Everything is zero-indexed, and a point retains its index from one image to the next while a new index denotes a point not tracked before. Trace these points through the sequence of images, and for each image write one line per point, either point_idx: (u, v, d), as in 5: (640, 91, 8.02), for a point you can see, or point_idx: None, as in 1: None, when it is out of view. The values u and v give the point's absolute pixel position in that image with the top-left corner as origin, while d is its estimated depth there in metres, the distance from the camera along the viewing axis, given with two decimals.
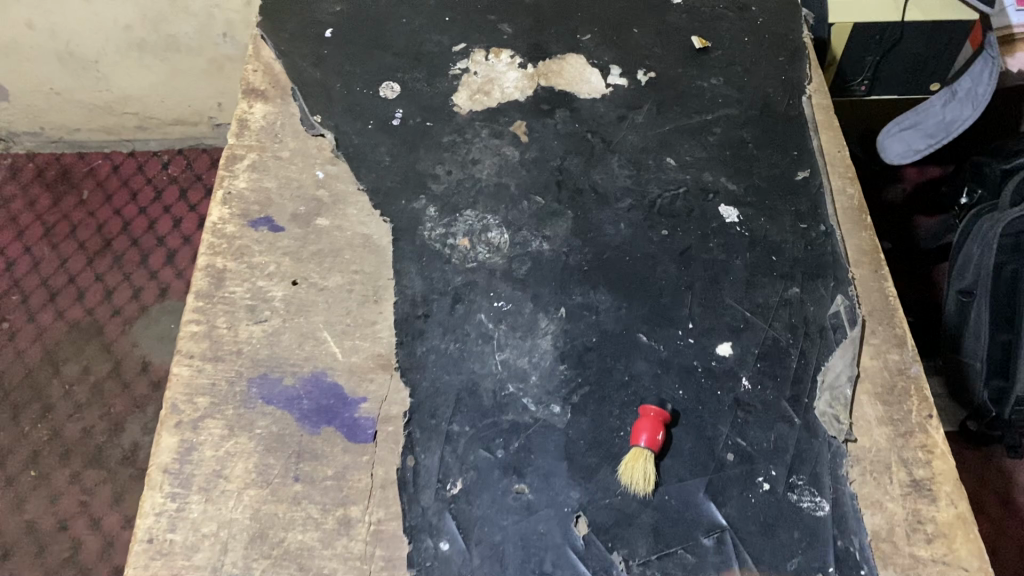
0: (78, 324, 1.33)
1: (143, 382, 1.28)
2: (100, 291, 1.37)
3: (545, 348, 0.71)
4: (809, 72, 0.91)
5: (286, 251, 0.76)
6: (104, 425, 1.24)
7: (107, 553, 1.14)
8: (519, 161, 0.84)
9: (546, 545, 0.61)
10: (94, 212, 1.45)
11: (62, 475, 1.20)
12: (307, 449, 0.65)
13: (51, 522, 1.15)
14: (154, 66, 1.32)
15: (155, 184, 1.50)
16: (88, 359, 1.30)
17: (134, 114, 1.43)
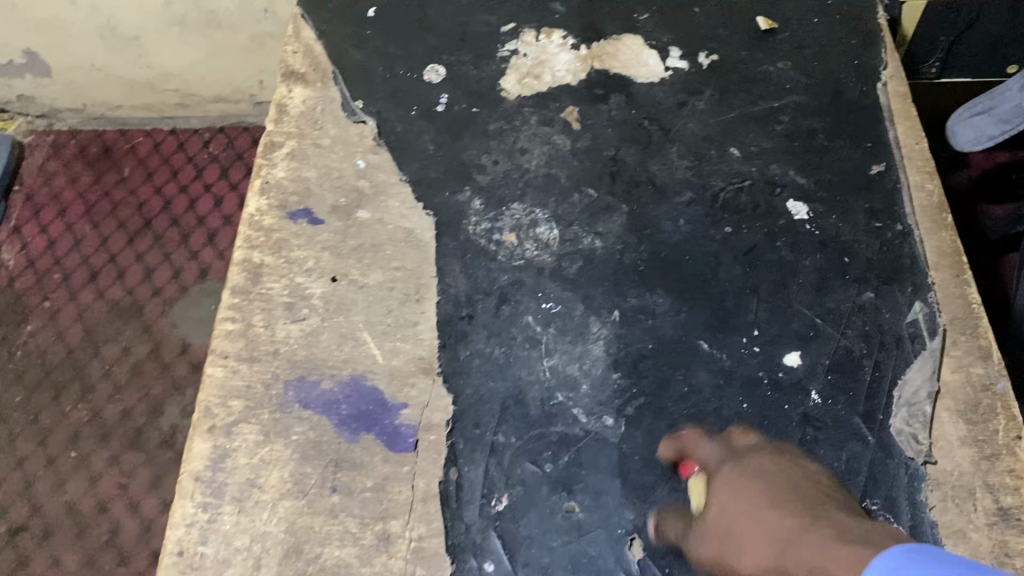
0: (118, 304, 1.30)
1: (182, 364, 1.25)
2: (140, 271, 1.33)
3: (597, 354, 0.67)
4: (885, 56, 0.84)
5: (325, 246, 0.72)
6: (143, 407, 1.21)
7: (145, 537, 1.12)
8: (570, 151, 0.79)
9: (597, 569, 0.58)
10: (134, 189, 1.41)
11: (101, 456, 1.17)
12: (347, 458, 0.62)
13: (91, 504, 1.14)
14: (195, 42, 1.28)
15: (196, 163, 1.45)
16: (128, 341, 1.27)
17: (175, 91, 1.40)
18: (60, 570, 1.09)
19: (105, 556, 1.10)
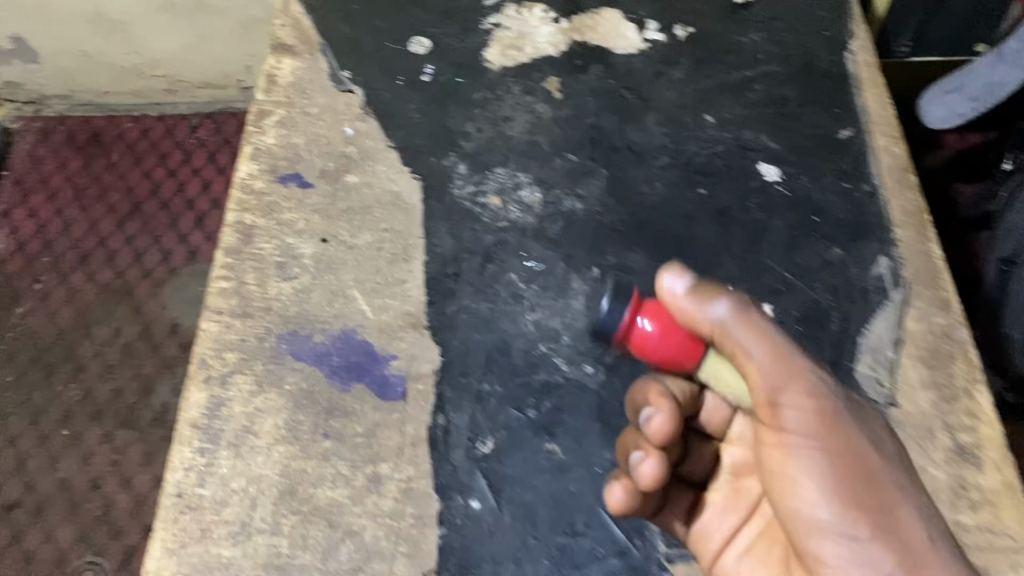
0: (109, 287, 1.31)
1: (173, 344, 1.26)
2: (131, 254, 1.34)
3: (577, 308, 0.70)
4: (854, 28, 0.88)
5: (314, 208, 0.75)
6: (134, 386, 1.22)
7: (139, 511, 1.13)
8: (552, 118, 0.81)
9: (579, 505, 0.61)
10: (124, 174, 1.42)
11: (94, 434, 1.18)
12: (338, 406, 0.64)
13: (84, 481, 1.15)
14: (183, 28, 1.30)
15: (184, 148, 1.45)
16: (119, 322, 1.28)
17: (163, 77, 1.41)
18: (55, 545, 1.10)
19: (99, 531, 1.12)
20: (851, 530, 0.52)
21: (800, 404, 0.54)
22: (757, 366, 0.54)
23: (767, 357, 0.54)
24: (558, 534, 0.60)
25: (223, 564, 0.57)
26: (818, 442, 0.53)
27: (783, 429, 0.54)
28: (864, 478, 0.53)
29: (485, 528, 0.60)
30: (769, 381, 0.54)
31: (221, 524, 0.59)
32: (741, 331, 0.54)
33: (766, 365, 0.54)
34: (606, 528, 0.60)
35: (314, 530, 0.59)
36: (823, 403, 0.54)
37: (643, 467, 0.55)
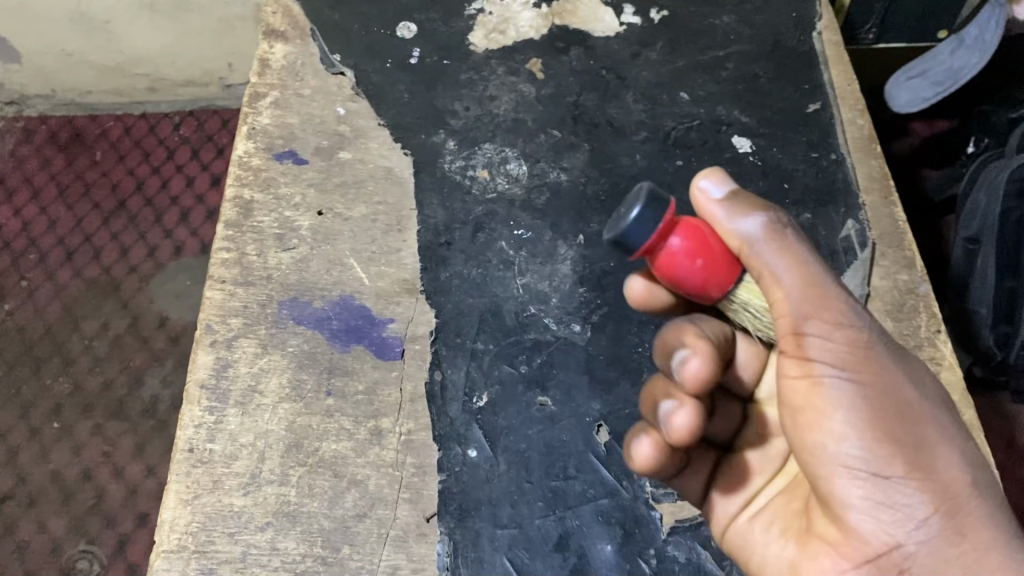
0: (95, 283, 1.25)
1: (162, 338, 1.22)
2: (116, 250, 1.28)
3: (564, 273, 0.74)
4: (820, 10, 0.92)
5: (310, 183, 0.78)
6: (124, 378, 1.18)
7: (131, 501, 1.11)
8: (536, 97, 0.84)
9: (569, 452, 0.65)
10: (107, 170, 1.34)
11: (84, 427, 1.15)
12: (339, 365, 0.68)
13: (75, 472, 1.12)
14: (165, 26, 1.20)
15: (167, 145, 1.37)
16: (107, 317, 1.23)
17: (145, 76, 1.31)
18: (48, 536, 1.08)
19: (91, 522, 1.09)
20: (891, 480, 0.49)
21: (833, 341, 0.49)
22: (783, 298, 0.51)
23: (796, 286, 0.50)
24: (550, 478, 0.64)
25: (236, 512, 0.62)
26: (849, 382, 0.49)
27: (813, 371, 0.50)
28: (904, 419, 0.49)
29: (482, 475, 0.64)
30: (797, 314, 0.50)
31: (232, 476, 0.63)
32: (773, 250, 0.51)
33: (793, 298, 0.50)
34: (595, 471, 0.65)
35: (320, 479, 0.63)
36: (854, 338, 0.49)
37: (678, 419, 0.53)
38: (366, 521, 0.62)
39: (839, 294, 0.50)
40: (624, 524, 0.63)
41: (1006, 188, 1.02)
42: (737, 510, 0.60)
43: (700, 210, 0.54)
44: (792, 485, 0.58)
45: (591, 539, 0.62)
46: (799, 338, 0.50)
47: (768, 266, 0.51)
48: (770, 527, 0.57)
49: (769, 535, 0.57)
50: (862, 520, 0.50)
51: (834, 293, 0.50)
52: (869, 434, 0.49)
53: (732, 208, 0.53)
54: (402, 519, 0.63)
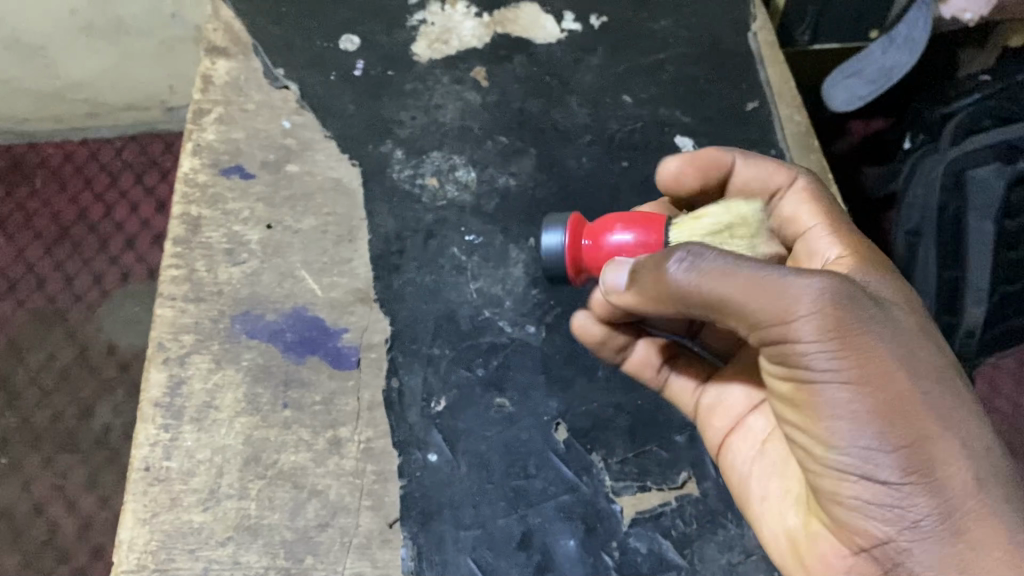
0: (41, 314, 1.23)
1: (111, 365, 1.20)
2: (61, 279, 1.25)
3: (517, 275, 0.75)
4: (754, 11, 0.94)
5: (258, 197, 0.77)
6: (74, 409, 1.16)
7: (87, 534, 1.08)
8: (481, 105, 0.85)
9: (529, 451, 0.66)
10: (48, 200, 1.31)
11: (33, 461, 1.12)
12: (295, 377, 0.68)
13: (27, 507, 1.09)
14: (104, 50, 1.17)
15: (110, 172, 1.34)
16: (53, 346, 1.20)
17: (84, 101, 1.27)
18: None
19: (45, 558, 1.06)
20: (888, 485, 0.48)
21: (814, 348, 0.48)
22: (743, 316, 0.50)
23: (745, 303, 0.49)
24: (512, 477, 0.65)
25: (195, 528, 0.62)
26: (842, 384, 0.48)
27: (800, 376, 0.49)
28: (903, 421, 0.48)
29: (443, 478, 0.65)
30: (767, 325, 0.49)
31: (190, 493, 0.63)
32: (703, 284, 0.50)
33: (758, 311, 0.49)
34: (556, 468, 0.66)
35: (280, 491, 0.63)
36: (838, 341, 0.47)
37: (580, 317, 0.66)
38: (328, 530, 0.62)
39: (815, 295, 0.48)
40: (586, 519, 0.64)
41: (942, 181, 1.05)
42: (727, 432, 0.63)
43: (625, 305, 0.56)
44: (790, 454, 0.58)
45: (554, 535, 0.63)
46: (779, 345, 0.49)
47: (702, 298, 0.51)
48: (771, 487, 0.58)
49: (776, 507, 0.57)
50: (861, 520, 0.49)
51: (808, 294, 0.48)
52: (861, 439, 0.47)
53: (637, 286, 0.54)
54: (365, 526, 0.63)
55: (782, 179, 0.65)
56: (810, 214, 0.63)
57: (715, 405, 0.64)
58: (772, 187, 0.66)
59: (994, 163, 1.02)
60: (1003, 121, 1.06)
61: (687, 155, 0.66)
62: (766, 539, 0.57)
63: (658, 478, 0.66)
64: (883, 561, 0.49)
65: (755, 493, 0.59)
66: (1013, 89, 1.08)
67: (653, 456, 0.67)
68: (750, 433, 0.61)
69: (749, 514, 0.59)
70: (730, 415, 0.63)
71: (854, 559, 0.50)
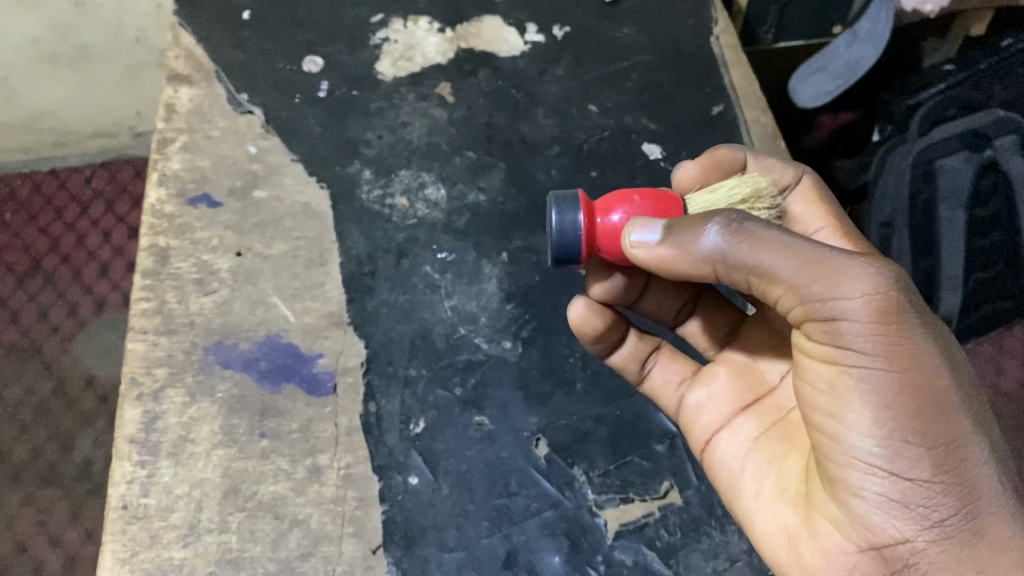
0: (14, 348, 1.20)
1: (90, 397, 1.18)
2: (34, 312, 1.23)
3: (491, 291, 0.75)
4: (715, 14, 0.95)
5: (226, 225, 0.76)
6: (54, 443, 1.14)
7: (73, 569, 1.07)
8: (447, 120, 0.84)
9: (511, 468, 0.67)
10: (18, 232, 1.28)
11: (15, 498, 1.10)
12: (271, 406, 0.67)
13: (10, 546, 1.07)
14: (68, 79, 1.16)
15: (80, 201, 1.31)
16: (29, 381, 1.18)
17: (51, 131, 1.24)
18: None
19: None
20: (912, 480, 0.49)
21: (864, 332, 0.48)
22: (795, 290, 0.49)
23: (801, 276, 0.49)
24: (494, 495, 0.65)
25: (176, 565, 0.61)
26: (880, 374, 0.48)
27: (842, 360, 0.49)
28: (939, 417, 0.48)
29: (424, 500, 0.65)
30: (813, 303, 0.49)
31: (169, 529, 0.62)
32: (754, 253, 0.49)
33: (813, 287, 0.49)
34: (538, 484, 0.66)
35: (261, 523, 0.63)
36: (890, 329, 0.48)
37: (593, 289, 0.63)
38: (312, 559, 0.62)
39: (878, 278, 0.48)
40: (570, 534, 0.65)
41: (911, 172, 1.06)
42: (710, 436, 0.64)
43: (651, 266, 0.53)
44: (786, 450, 0.59)
45: (539, 552, 0.64)
46: (826, 325, 0.49)
47: (754, 267, 0.50)
48: (765, 481, 0.58)
49: (768, 501, 0.57)
50: (875, 514, 0.50)
51: (868, 276, 0.48)
52: (896, 430, 0.48)
53: (677, 242, 0.51)
54: (348, 554, 0.63)
55: (789, 177, 0.66)
56: (816, 217, 0.65)
57: (700, 408, 0.65)
58: (779, 183, 0.67)
59: (962, 152, 1.04)
60: (969, 109, 1.07)
61: (705, 159, 0.65)
62: (759, 535, 0.57)
63: (640, 489, 0.67)
64: (890, 556, 0.50)
65: (748, 485, 0.59)
66: (977, 80, 1.09)
67: (635, 467, 0.67)
68: (740, 430, 0.62)
69: (737, 507, 0.60)
70: (716, 416, 0.64)
71: (859, 555, 0.51)
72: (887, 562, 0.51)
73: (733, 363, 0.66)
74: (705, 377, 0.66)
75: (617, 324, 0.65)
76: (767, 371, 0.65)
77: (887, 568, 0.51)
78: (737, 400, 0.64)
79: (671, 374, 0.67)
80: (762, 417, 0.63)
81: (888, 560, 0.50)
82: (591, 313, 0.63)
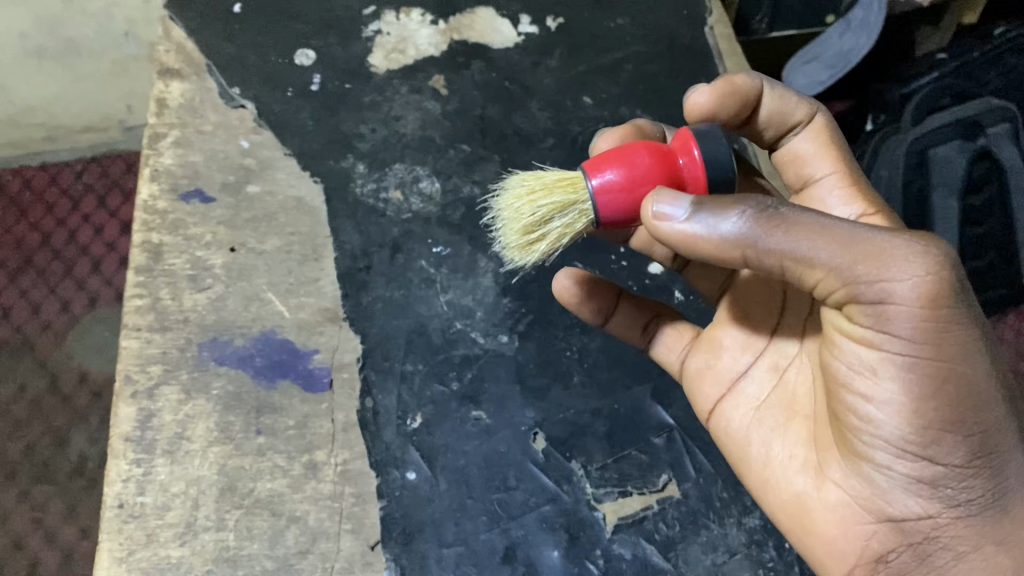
0: (5, 344, 1.19)
1: (84, 393, 1.17)
2: (26, 307, 1.22)
3: (486, 285, 0.74)
4: (710, 4, 0.94)
5: (220, 221, 0.75)
6: (48, 440, 1.13)
7: (68, 568, 1.06)
8: (441, 114, 0.84)
9: (508, 463, 0.66)
10: (9, 228, 1.26)
11: (10, 494, 1.09)
12: (266, 403, 0.67)
13: (5, 542, 1.06)
14: (57, 73, 1.14)
15: (71, 196, 1.30)
16: (22, 377, 1.17)
17: (40, 126, 1.22)
18: None
19: None
20: (942, 466, 0.49)
21: (910, 328, 0.46)
22: (835, 275, 0.46)
23: (842, 261, 0.45)
24: (492, 490, 0.65)
25: (173, 564, 0.61)
26: (918, 368, 0.47)
27: (881, 345, 0.47)
28: (972, 408, 0.47)
29: (423, 495, 0.65)
30: (859, 289, 0.46)
31: (166, 528, 0.62)
32: (795, 238, 0.46)
33: (859, 277, 0.45)
34: (536, 478, 0.66)
35: (258, 520, 0.63)
36: (942, 327, 0.45)
37: (600, 144, 0.66)
38: (310, 557, 0.62)
39: (939, 269, 0.44)
40: (569, 528, 0.65)
41: (906, 160, 1.06)
42: (718, 398, 0.62)
43: (677, 241, 0.48)
44: (790, 415, 0.58)
45: (538, 547, 0.64)
46: (870, 314, 0.46)
47: (789, 256, 0.46)
48: (773, 450, 0.58)
49: (780, 470, 0.57)
50: (899, 490, 0.51)
51: (918, 260, 0.44)
52: (934, 421, 0.47)
53: (707, 217, 0.47)
54: (346, 550, 0.63)
55: (802, 115, 0.64)
56: (824, 160, 0.64)
57: (703, 373, 0.64)
58: (791, 124, 0.64)
59: (956, 140, 1.05)
60: (963, 97, 1.07)
61: (720, 87, 0.61)
62: (771, 502, 0.57)
63: (638, 483, 0.67)
64: (910, 530, 0.52)
65: (756, 451, 0.59)
66: (971, 68, 1.09)
67: (633, 460, 0.67)
68: (742, 396, 0.61)
69: (747, 475, 0.59)
70: (721, 381, 0.62)
71: (877, 526, 0.52)
72: (904, 535, 0.52)
73: (727, 323, 0.64)
74: (707, 345, 0.64)
75: (603, 293, 0.66)
76: (758, 325, 0.63)
77: (904, 539, 0.52)
78: (737, 365, 0.62)
79: (674, 343, 0.67)
80: (762, 378, 0.61)
81: (907, 532, 0.52)
82: (574, 285, 0.65)
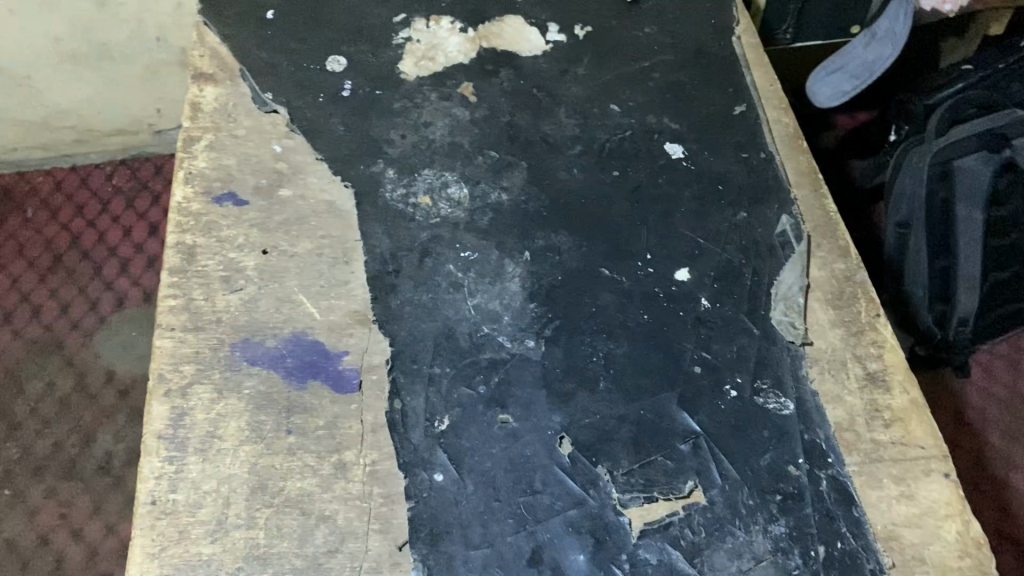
0: (36, 342, 1.21)
1: (110, 392, 1.18)
2: (55, 307, 1.24)
3: (513, 290, 0.75)
4: (736, 14, 0.95)
5: (252, 224, 0.77)
6: (74, 437, 1.14)
7: (92, 563, 1.06)
8: (470, 120, 0.85)
9: (535, 466, 0.67)
10: (40, 229, 1.29)
11: (37, 491, 1.11)
12: (298, 403, 0.68)
13: (32, 538, 1.07)
14: (88, 79, 1.17)
15: (100, 198, 1.32)
16: (52, 375, 1.19)
17: (71, 130, 1.26)
18: None
19: None
20: None
21: None
22: None
23: None
24: (518, 493, 0.66)
25: (204, 561, 0.62)
26: None
27: None
28: None
29: (449, 496, 0.65)
30: None
31: (198, 524, 0.63)
32: None
33: None
34: (563, 482, 0.67)
35: (287, 519, 0.64)
36: None
37: None
38: (338, 555, 0.63)
39: None
40: (595, 532, 0.65)
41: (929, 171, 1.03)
42: None
43: None
44: None
45: (563, 550, 0.64)
46: None
47: None
48: None
49: None
50: None
51: None
52: None
53: None
54: (374, 550, 0.63)
55: None
56: None
57: None
58: None
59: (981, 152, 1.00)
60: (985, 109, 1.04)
61: None
62: None
63: (664, 488, 0.67)
64: None
65: None
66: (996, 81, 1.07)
67: (658, 466, 0.68)
68: None
69: None
70: None
71: None
72: None
73: None
74: None
75: None
76: None
77: None
78: None
79: None
80: None
81: None
82: None
